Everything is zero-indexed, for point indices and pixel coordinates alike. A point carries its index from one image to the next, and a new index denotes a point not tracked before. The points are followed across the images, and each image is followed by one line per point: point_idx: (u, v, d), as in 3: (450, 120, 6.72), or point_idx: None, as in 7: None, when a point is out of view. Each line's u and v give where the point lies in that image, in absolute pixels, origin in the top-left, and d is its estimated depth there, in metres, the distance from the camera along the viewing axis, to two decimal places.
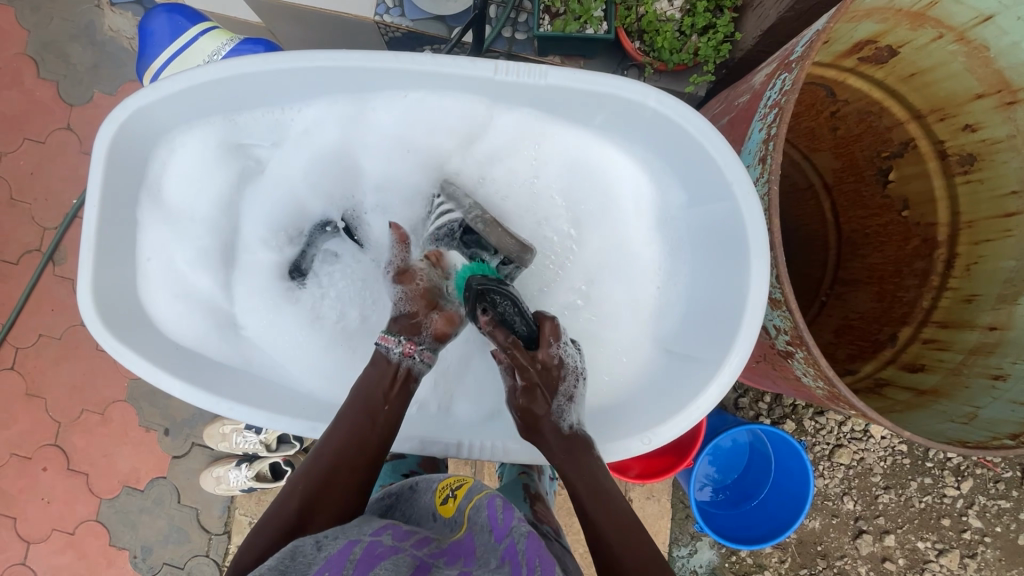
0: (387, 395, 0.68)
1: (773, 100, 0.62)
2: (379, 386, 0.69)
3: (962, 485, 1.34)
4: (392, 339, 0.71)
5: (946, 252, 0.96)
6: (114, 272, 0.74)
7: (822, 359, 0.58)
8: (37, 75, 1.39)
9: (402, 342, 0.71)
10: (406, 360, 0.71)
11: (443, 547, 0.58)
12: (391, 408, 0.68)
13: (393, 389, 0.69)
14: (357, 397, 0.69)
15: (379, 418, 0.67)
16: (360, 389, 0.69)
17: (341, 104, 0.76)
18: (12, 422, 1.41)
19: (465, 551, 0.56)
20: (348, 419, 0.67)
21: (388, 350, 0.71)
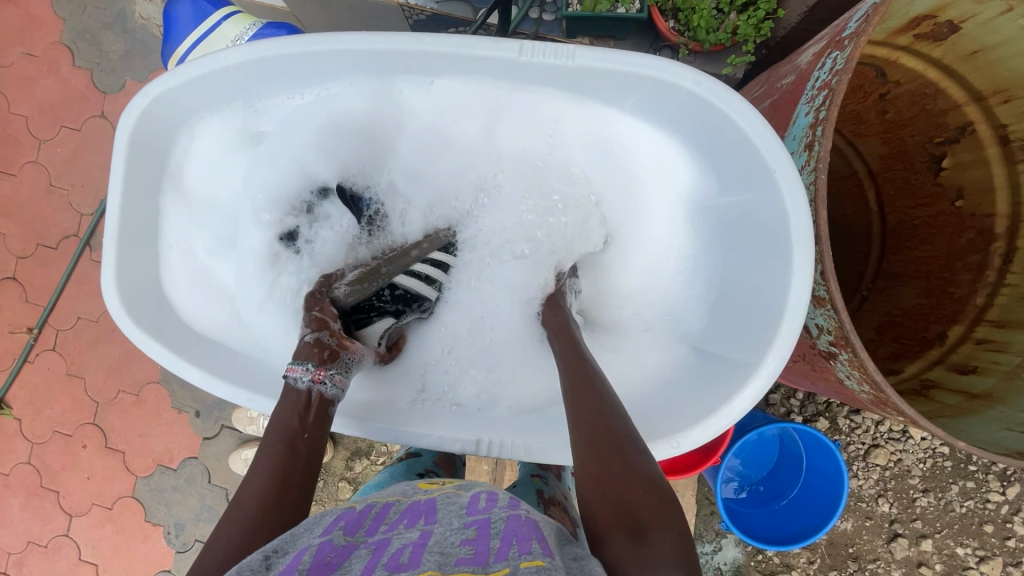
0: (303, 423, 0.64)
1: (822, 81, 0.57)
2: (296, 412, 0.64)
3: (1008, 490, 1.27)
4: (298, 369, 0.65)
5: (1004, 245, 0.89)
6: (138, 260, 0.75)
7: (869, 362, 0.54)
8: (73, 63, 1.41)
9: (309, 370, 0.65)
10: (318, 387, 0.65)
11: (403, 509, 0.57)
12: (310, 435, 0.64)
13: (310, 416, 0.65)
14: (273, 429, 0.63)
15: (298, 442, 0.62)
16: (275, 422, 0.64)
17: (361, 82, 0.73)
18: (55, 400, 1.47)
19: (426, 510, 0.55)
20: (269, 453, 0.61)
21: (295, 380, 0.65)
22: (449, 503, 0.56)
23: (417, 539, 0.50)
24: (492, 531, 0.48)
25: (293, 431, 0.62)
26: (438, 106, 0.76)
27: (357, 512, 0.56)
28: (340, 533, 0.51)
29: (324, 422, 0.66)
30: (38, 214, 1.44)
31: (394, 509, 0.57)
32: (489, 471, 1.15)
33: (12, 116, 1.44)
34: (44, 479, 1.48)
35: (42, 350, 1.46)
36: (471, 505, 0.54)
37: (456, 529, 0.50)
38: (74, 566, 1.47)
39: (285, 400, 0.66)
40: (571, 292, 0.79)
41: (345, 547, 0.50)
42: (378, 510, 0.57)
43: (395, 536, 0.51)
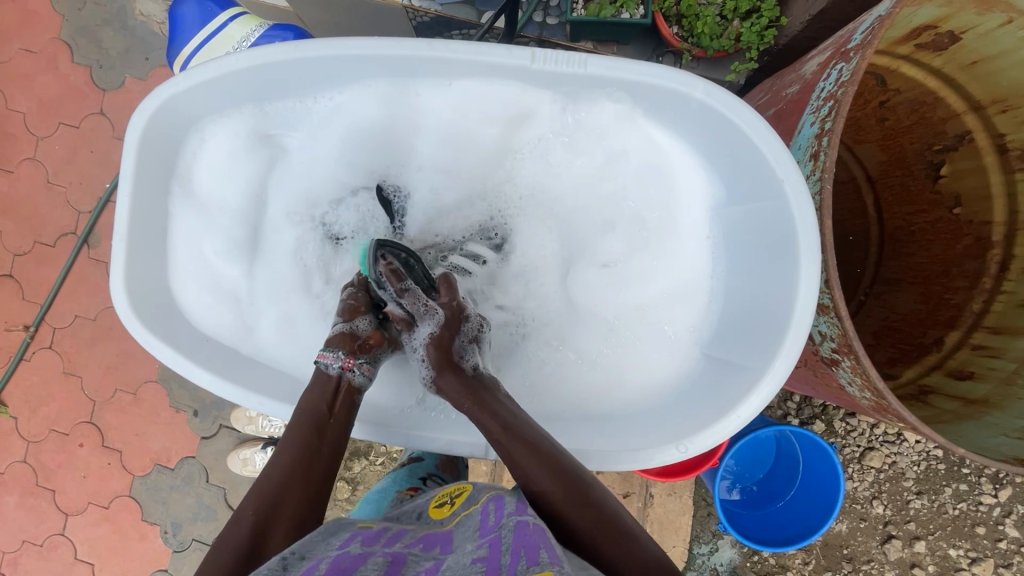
0: (329, 409, 0.70)
1: (828, 92, 0.58)
2: (323, 399, 0.71)
3: (1000, 493, 1.28)
4: (330, 356, 0.73)
5: (1001, 252, 0.91)
6: (145, 263, 0.75)
7: (872, 369, 0.54)
8: (71, 60, 1.40)
9: (339, 357, 0.72)
10: (347, 374, 0.72)
11: (420, 537, 0.57)
12: (337, 420, 0.70)
13: (337, 402, 0.71)
14: (301, 411, 0.69)
15: (329, 426, 0.69)
16: (305, 405, 0.70)
17: (387, 89, 0.74)
18: (51, 398, 1.46)
19: (442, 539, 0.55)
20: (299, 432, 0.67)
21: (325, 366, 0.72)
22: (463, 527, 0.56)
23: (429, 566, 0.50)
24: (502, 546, 0.49)
25: (321, 417, 0.69)
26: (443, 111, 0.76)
27: (373, 531, 0.57)
28: (357, 545, 0.53)
29: (350, 410, 0.72)
30: (36, 212, 1.43)
31: (409, 534, 0.57)
32: (489, 473, 1.16)
33: (10, 112, 1.43)
34: (40, 478, 1.47)
35: (39, 348, 1.45)
36: (482, 523, 0.55)
37: (468, 550, 0.50)
38: (70, 565, 1.47)
39: (313, 383, 0.73)
40: (467, 346, 0.74)
41: (360, 556, 0.51)
42: (395, 531, 0.58)
43: (409, 560, 0.51)
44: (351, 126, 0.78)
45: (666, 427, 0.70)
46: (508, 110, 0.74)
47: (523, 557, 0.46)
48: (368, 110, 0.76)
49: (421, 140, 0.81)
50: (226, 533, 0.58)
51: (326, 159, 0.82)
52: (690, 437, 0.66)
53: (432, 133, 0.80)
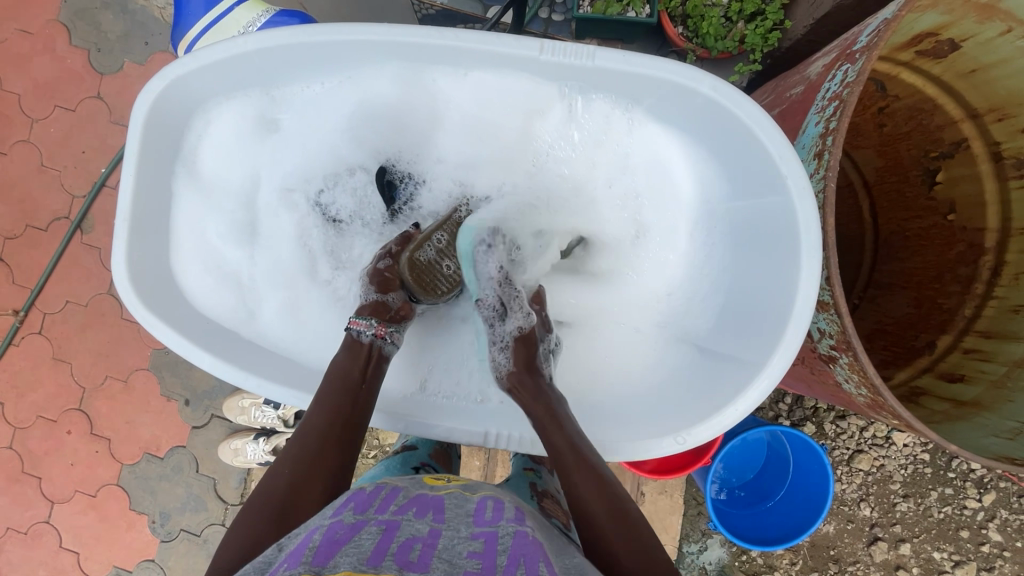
0: (361, 375, 0.70)
1: (832, 92, 0.59)
2: (354, 368, 0.70)
3: (984, 497, 1.31)
4: (363, 323, 0.72)
5: (993, 259, 0.92)
6: (148, 244, 0.74)
7: (869, 366, 0.55)
8: (69, 42, 1.39)
9: (373, 325, 0.72)
10: (378, 342, 0.72)
11: (410, 497, 0.57)
12: (369, 386, 0.70)
13: (370, 368, 0.71)
14: (330, 378, 0.69)
15: (360, 395, 0.69)
16: (335, 372, 0.70)
17: (398, 71, 0.73)
18: (40, 384, 1.44)
19: (433, 506, 0.55)
20: (326, 395, 0.67)
21: (358, 333, 0.72)
22: (456, 505, 0.57)
23: (426, 535, 0.50)
24: (500, 544, 0.49)
25: (351, 385, 0.68)
26: (450, 99, 0.76)
27: (367, 492, 0.57)
28: (349, 513, 0.52)
29: (380, 377, 0.72)
30: (29, 195, 1.41)
31: (402, 494, 0.57)
32: (481, 468, 1.16)
33: (5, 93, 1.41)
34: (26, 465, 1.45)
35: (28, 333, 1.43)
36: (476, 513, 0.55)
37: (463, 535, 0.50)
38: (55, 553, 1.45)
39: (343, 348, 0.72)
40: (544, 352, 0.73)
41: (354, 525, 0.50)
42: (387, 492, 0.58)
43: (404, 523, 0.51)
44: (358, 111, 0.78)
45: (663, 420, 0.71)
46: (517, 101, 0.74)
47: (522, 565, 0.45)
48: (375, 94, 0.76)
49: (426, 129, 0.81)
50: (259, 493, 0.60)
51: (333, 146, 0.82)
52: (687, 431, 0.67)
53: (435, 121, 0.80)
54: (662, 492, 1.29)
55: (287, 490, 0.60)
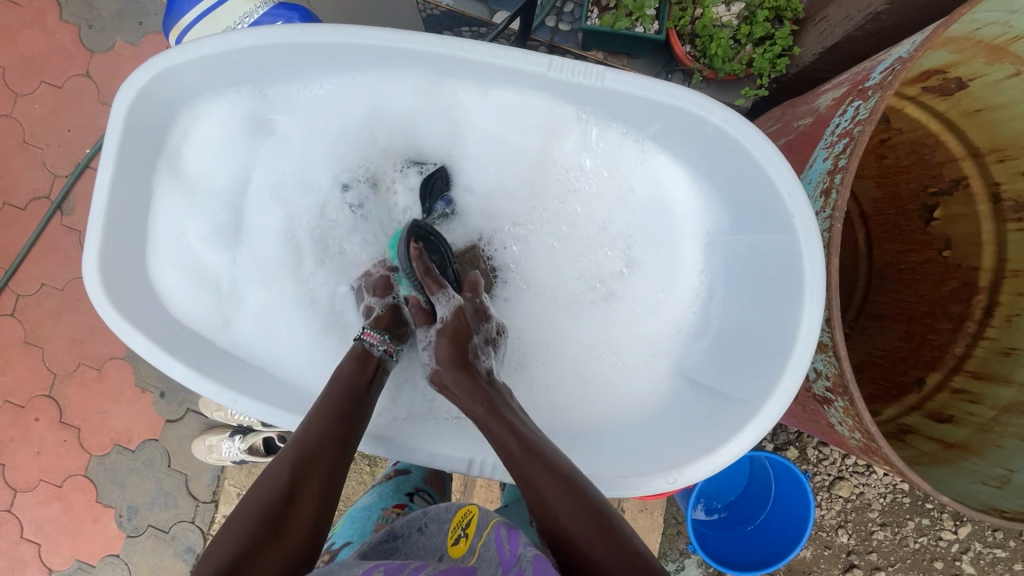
0: (364, 382, 0.69)
1: (843, 128, 0.57)
2: (361, 376, 0.70)
3: (960, 529, 1.31)
4: (376, 336, 0.72)
5: (986, 298, 0.92)
6: (124, 243, 0.70)
7: (866, 412, 0.53)
8: (59, 17, 1.34)
9: (386, 341, 0.72)
10: (387, 355, 0.73)
11: (442, 569, 0.53)
12: (370, 392, 0.69)
13: (370, 378, 0.70)
14: (335, 380, 0.68)
15: (364, 402, 0.68)
16: (339, 374, 0.69)
17: (417, 82, 0.72)
18: (8, 368, 1.39)
19: (462, 572, 0.51)
20: (330, 397, 0.66)
21: (370, 345, 0.72)
22: (485, 563, 0.52)
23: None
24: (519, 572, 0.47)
25: (357, 392, 0.67)
26: (466, 114, 0.75)
27: (395, 559, 0.54)
28: (379, 574, 0.50)
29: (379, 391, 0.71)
30: (8, 172, 1.36)
31: (431, 567, 0.53)
32: (462, 477, 1.16)
33: None
34: None
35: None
36: (500, 551, 0.53)
37: None
38: (15, 544, 1.40)
39: (349, 357, 0.72)
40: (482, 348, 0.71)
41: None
42: (416, 565, 0.53)
43: None
44: (368, 119, 0.77)
45: (653, 456, 0.69)
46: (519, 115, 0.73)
47: None
48: (390, 102, 0.75)
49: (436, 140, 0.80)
50: (255, 491, 0.58)
51: (326, 151, 0.79)
52: (678, 469, 0.64)
53: (452, 136, 0.79)
54: (643, 510, 1.28)
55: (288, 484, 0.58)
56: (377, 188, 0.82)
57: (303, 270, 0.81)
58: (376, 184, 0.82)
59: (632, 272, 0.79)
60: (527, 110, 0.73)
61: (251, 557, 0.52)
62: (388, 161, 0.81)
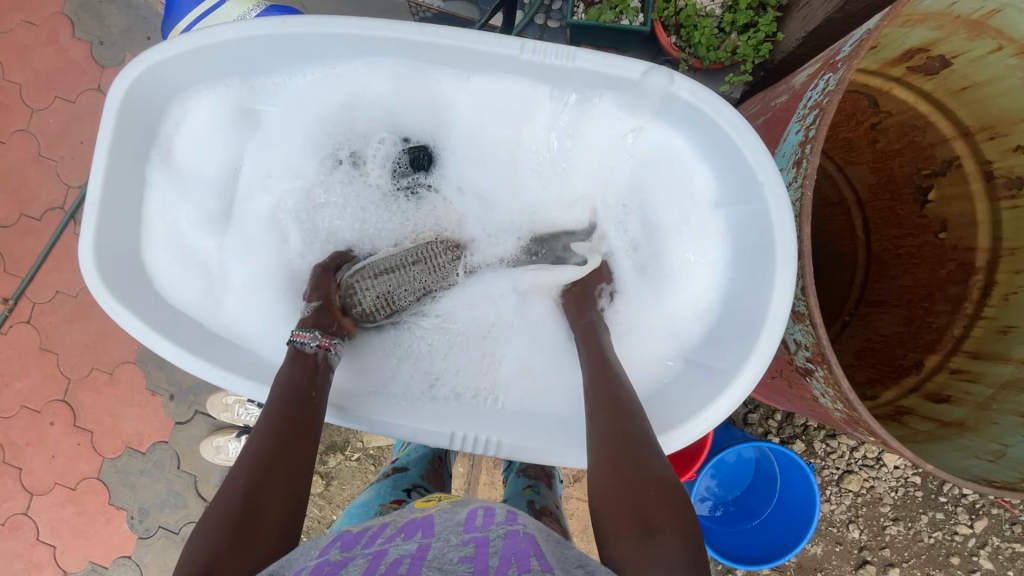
0: (311, 381, 0.71)
1: (814, 101, 0.58)
2: (305, 376, 0.71)
3: (976, 523, 1.28)
4: (308, 335, 0.74)
5: (983, 279, 0.91)
6: (118, 231, 0.74)
7: (843, 379, 0.54)
8: (72, 35, 1.40)
9: (318, 337, 0.74)
10: (324, 352, 0.74)
11: (399, 525, 0.58)
12: (319, 394, 0.71)
13: (318, 376, 0.72)
14: (280, 387, 0.69)
15: (312, 400, 0.69)
16: (283, 381, 0.69)
17: (397, 68, 0.73)
18: (24, 374, 1.43)
19: (422, 525, 0.57)
20: (279, 403, 0.67)
21: (302, 345, 0.73)
22: (446, 518, 0.57)
23: (414, 552, 0.52)
24: (490, 547, 0.50)
25: (304, 390, 0.69)
26: (452, 102, 0.78)
27: (353, 532, 0.59)
28: (337, 550, 0.54)
29: (327, 384, 0.73)
30: (24, 184, 1.41)
31: (391, 524, 0.59)
32: (465, 475, 1.17)
33: (6, 83, 1.42)
34: (6, 455, 1.44)
35: (17, 321, 1.43)
36: (468, 521, 0.56)
37: (453, 544, 0.52)
38: (31, 546, 1.44)
39: (288, 361, 0.73)
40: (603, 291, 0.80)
41: (341, 561, 0.52)
42: (375, 528, 0.59)
43: (391, 550, 0.52)
44: (348, 107, 0.79)
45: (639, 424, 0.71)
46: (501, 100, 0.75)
47: (512, 564, 0.47)
48: (368, 89, 0.77)
49: (425, 129, 0.82)
50: (215, 503, 0.58)
51: (312, 140, 0.81)
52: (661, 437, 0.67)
53: (440, 125, 0.81)
54: None
55: (247, 494, 0.58)
56: (358, 163, 0.84)
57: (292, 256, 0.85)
58: (355, 159, 0.84)
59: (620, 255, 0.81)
60: (506, 96, 0.74)
61: (222, 569, 0.53)
62: (360, 141, 0.83)
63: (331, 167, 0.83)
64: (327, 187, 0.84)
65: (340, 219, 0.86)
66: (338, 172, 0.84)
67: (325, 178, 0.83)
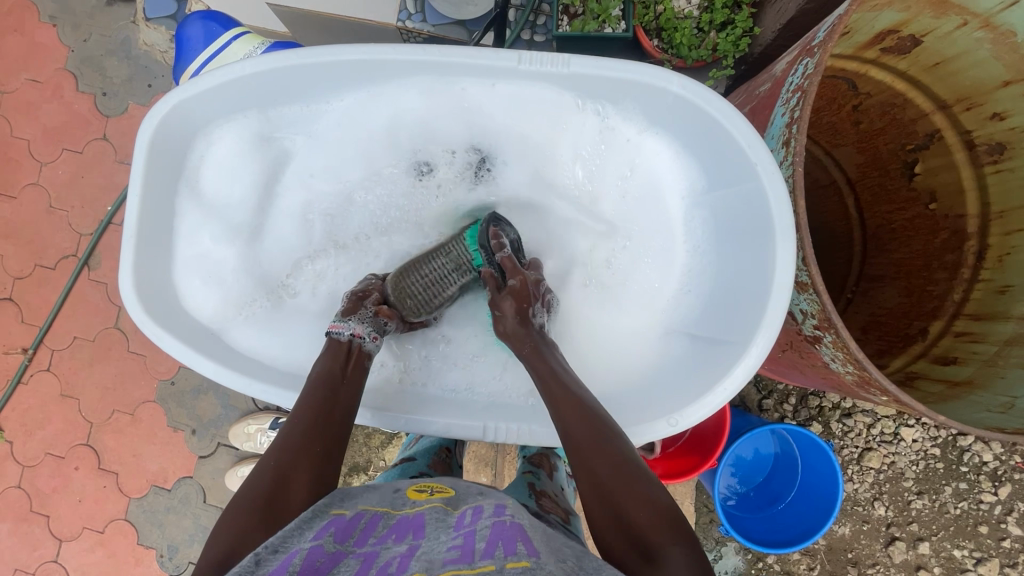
0: (344, 371, 0.74)
1: (795, 85, 0.62)
2: (337, 364, 0.75)
3: (1000, 490, 1.29)
4: (341, 325, 0.77)
5: (977, 243, 0.94)
6: (152, 259, 0.78)
7: (850, 340, 0.57)
8: (76, 88, 1.45)
9: (350, 325, 0.77)
10: (358, 340, 0.76)
11: (391, 523, 0.61)
12: (350, 382, 0.74)
13: (349, 364, 0.75)
14: (315, 378, 0.73)
15: (344, 385, 0.73)
16: (320, 370, 0.73)
17: (430, 86, 0.78)
18: (47, 422, 1.46)
19: (414, 525, 0.60)
20: (315, 395, 0.70)
21: (337, 334, 0.77)
22: (438, 517, 0.60)
23: (405, 553, 0.54)
24: (478, 537, 0.53)
25: (336, 378, 0.73)
26: (461, 111, 0.82)
27: (347, 519, 0.60)
28: (331, 539, 0.55)
29: (361, 373, 0.76)
30: (37, 235, 1.46)
31: (382, 522, 0.61)
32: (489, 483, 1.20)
33: (14, 139, 1.47)
34: (34, 504, 1.46)
35: (37, 370, 1.46)
36: (458, 521, 0.59)
37: (444, 538, 0.55)
38: None
39: (325, 353, 0.77)
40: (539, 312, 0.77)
41: (334, 553, 0.53)
42: (367, 519, 0.61)
43: (385, 548, 0.55)
44: (359, 127, 0.83)
45: (658, 406, 0.74)
46: (506, 106, 0.80)
47: (501, 547, 0.50)
48: (384, 112, 0.82)
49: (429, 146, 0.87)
50: (247, 486, 0.62)
51: (330, 161, 0.86)
52: (679, 413, 0.71)
53: (447, 137, 0.86)
54: (673, 500, 1.28)
55: (276, 474, 0.63)
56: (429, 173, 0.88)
57: (316, 266, 0.89)
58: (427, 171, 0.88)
59: (628, 246, 0.84)
60: (510, 103, 0.79)
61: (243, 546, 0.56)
62: (423, 162, 0.88)
63: (390, 178, 0.88)
64: (365, 201, 0.89)
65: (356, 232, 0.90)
66: (371, 189, 0.89)
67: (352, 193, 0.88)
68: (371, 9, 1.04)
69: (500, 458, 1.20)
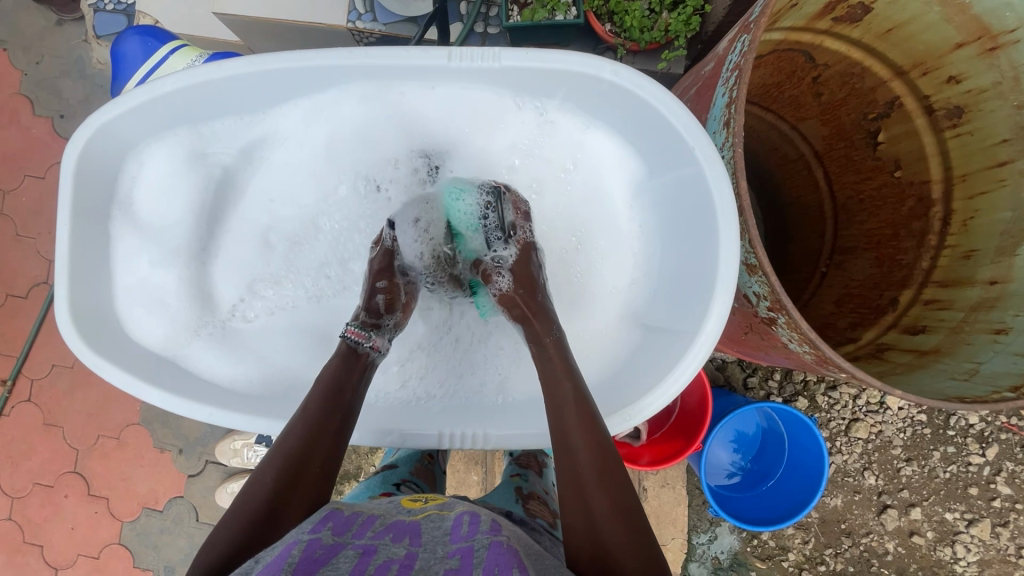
0: (348, 380, 0.73)
1: (733, 63, 0.61)
2: (348, 372, 0.74)
3: (987, 451, 1.29)
4: (363, 335, 0.77)
5: (942, 209, 0.92)
6: (90, 288, 0.77)
7: (801, 320, 0.56)
8: (32, 112, 1.42)
9: (371, 338, 0.78)
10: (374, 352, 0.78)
11: (388, 523, 0.60)
12: (353, 395, 0.72)
13: (355, 377, 0.74)
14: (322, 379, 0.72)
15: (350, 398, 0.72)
16: (327, 374, 0.72)
17: (367, 91, 0.77)
18: (33, 452, 1.44)
19: (411, 530, 0.58)
20: (314, 399, 0.69)
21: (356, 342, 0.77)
22: (434, 526, 0.58)
23: (403, 556, 0.53)
24: (475, 558, 0.51)
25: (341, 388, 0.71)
26: (406, 111, 0.81)
27: (344, 516, 0.60)
28: (328, 533, 0.55)
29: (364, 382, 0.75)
30: (6, 264, 1.43)
31: (379, 521, 0.60)
32: (480, 481, 1.20)
33: None
34: (26, 534, 1.45)
35: (18, 402, 1.44)
36: (455, 529, 0.57)
37: (439, 554, 0.53)
38: None
39: (336, 356, 0.75)
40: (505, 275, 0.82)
41: (333, 546, 0.53)
42: (365, 518, 0.60)
43: (380, 549, 0.54)
44: (299, 139, 0.83)
45: (621, 397, 0.75)
46: (447, 106, 0.80)
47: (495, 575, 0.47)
48: (324, 120, 0.81)
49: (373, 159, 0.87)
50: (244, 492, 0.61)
51: (273, 179, 0.86)
52: (634, 404, 0.72)
53: (402, 144, 0.85)
54: (665, 485, 1.30)
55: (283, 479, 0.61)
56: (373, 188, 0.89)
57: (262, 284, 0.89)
58: (377, 187, 0.88)
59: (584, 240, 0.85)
60: (451, 104, 0.79)
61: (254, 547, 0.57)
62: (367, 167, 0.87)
63: (344, 195, 0.89)
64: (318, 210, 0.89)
65: (307, 246, 0.90)
66: (321, 198, 0.88)
67: (298, 209, 0.88)
68: (322, 11, 1.02)
69: (489, 455, 1.20)
